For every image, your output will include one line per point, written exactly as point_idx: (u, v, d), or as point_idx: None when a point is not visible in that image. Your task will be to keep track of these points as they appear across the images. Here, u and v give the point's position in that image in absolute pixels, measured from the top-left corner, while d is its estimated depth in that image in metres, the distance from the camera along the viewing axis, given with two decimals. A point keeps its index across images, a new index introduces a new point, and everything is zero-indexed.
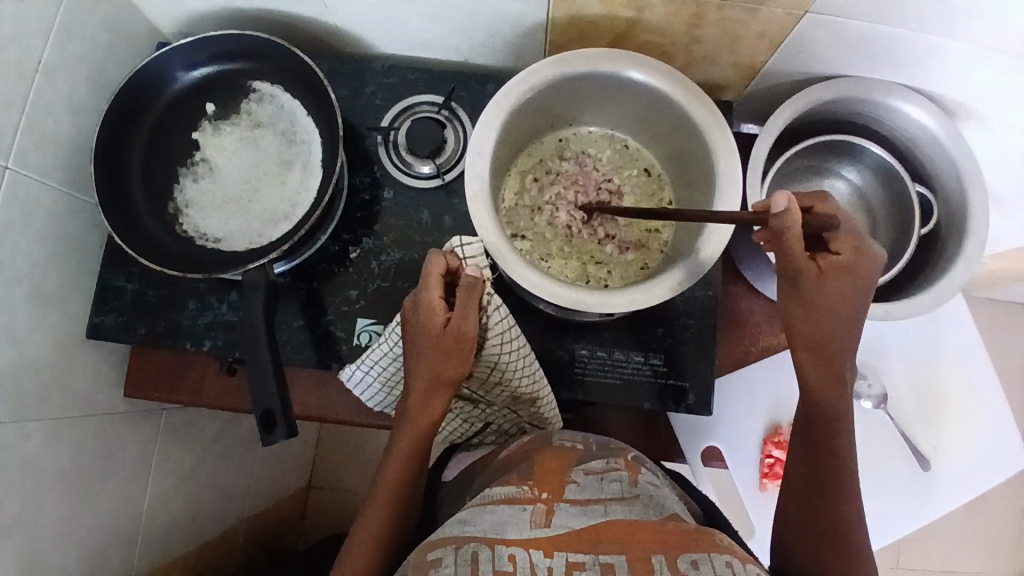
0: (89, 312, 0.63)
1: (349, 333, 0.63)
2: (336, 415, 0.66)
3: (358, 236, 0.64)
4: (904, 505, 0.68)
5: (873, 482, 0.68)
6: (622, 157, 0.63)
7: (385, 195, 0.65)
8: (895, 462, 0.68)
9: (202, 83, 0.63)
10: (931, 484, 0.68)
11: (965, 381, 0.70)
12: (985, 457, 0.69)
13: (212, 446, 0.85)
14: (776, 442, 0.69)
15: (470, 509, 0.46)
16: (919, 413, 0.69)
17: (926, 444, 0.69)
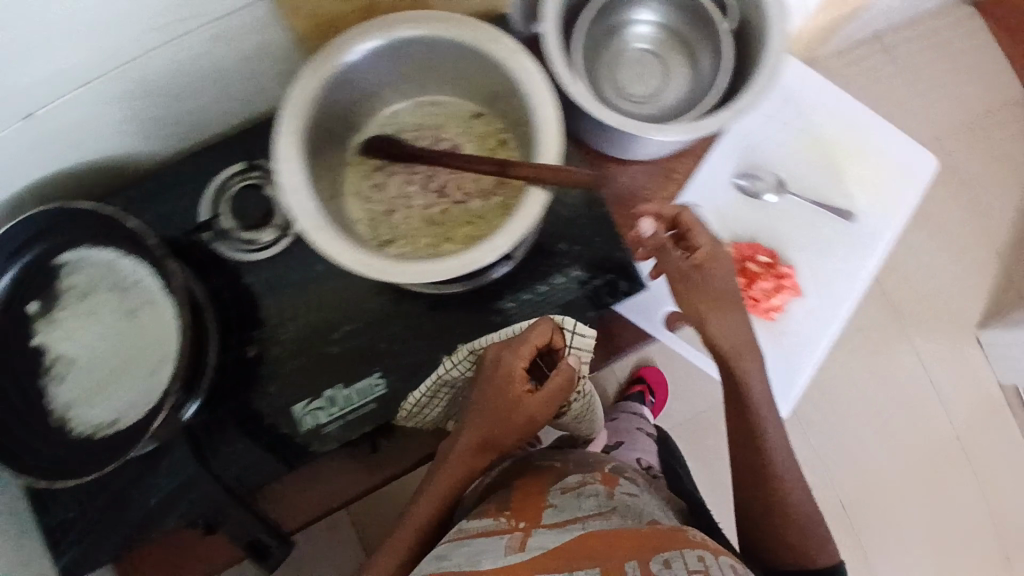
0: (47, 560, 0.59)
1: (294, 425, 0.60)
2: (338, 501, 0.65)
3: (250, 333, 0.61)
4: (852, 265, 0.70)
5: (818, 261, 0.70)
6: (439, 116, 0.60)
7: (249, 282, 0.62)
8: (823, 234, 0.70)
9: (8, 291, 0.58)
10: (864, 233, 0.71)
11: (843, 130, 0.72)
12: (894, 184, 0.72)
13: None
14: None
15: (447, 543, 0.47)
16: (821, 180, 0.71)
17: (842, 203, 0.71)
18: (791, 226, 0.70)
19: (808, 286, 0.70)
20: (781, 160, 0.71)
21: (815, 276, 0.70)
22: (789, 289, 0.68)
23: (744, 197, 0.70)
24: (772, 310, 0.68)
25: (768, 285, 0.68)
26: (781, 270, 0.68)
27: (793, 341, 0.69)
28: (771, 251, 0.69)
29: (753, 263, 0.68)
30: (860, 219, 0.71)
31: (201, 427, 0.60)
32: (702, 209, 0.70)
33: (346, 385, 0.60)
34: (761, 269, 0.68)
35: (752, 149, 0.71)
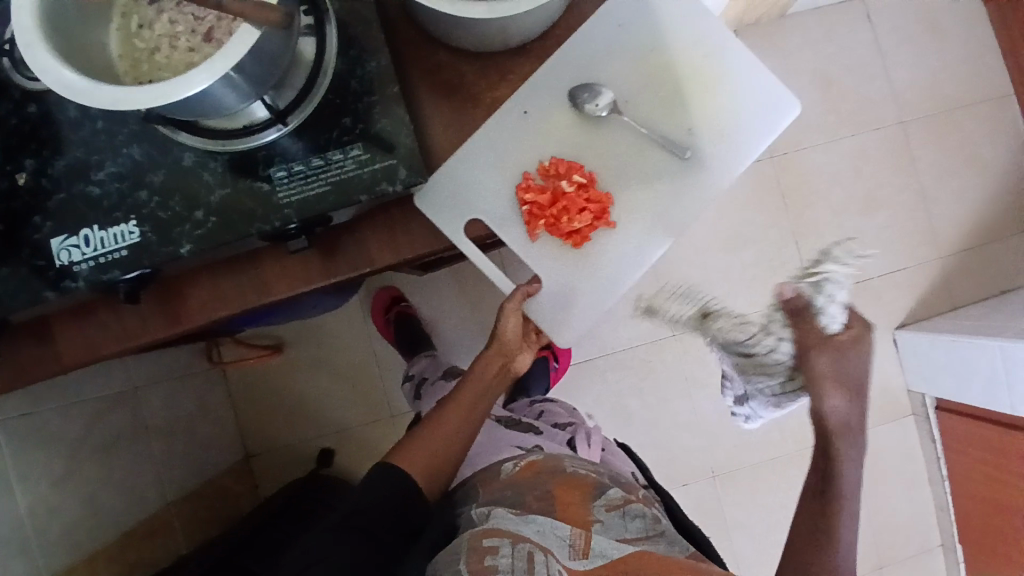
0: None
1: (49, 258, 0.59)
2: (103, 353, 0.64)
3: (21, 160, 0.60)
4: (681, 194, 0.71)
5: (647, 185, 0.71)
6: None
7: (30, 109, 0.60)
8: (656, 159, 0.71)
9: None
10: (700, 162, 0.70)
11: (698, 53, 0.70)
12: (747, 116, 0.70)
13: (46, 436, 0.85)
14: (526, 187, 0.72)
15: (512, 511, 0.67)
16: (664, 103, 0.70)
17: (682, 131, 0.70)
18: (623, 147, 0.71)
19: (628, 208, 0.72)
20: (625, 77, 0.70)
21: (637, 200, 0.72)
22: (596, 218, 0.71)
23: (571, 109, 0.70)
24: (574, 236, 0.72)
25: (577, 208, 0.70)
26: (597, 199, 0.70)
27: (601, 264, 0.73)
28: (591, 173, 0.71)
29: (569, 183, 0.70)
30: (699, 149, 0.70)
31: None
32: (527, 115, 0.70)
33: (103, 228, 0.59)
34: (574, 192, 0.70)
35: (595, 60, 0.69)
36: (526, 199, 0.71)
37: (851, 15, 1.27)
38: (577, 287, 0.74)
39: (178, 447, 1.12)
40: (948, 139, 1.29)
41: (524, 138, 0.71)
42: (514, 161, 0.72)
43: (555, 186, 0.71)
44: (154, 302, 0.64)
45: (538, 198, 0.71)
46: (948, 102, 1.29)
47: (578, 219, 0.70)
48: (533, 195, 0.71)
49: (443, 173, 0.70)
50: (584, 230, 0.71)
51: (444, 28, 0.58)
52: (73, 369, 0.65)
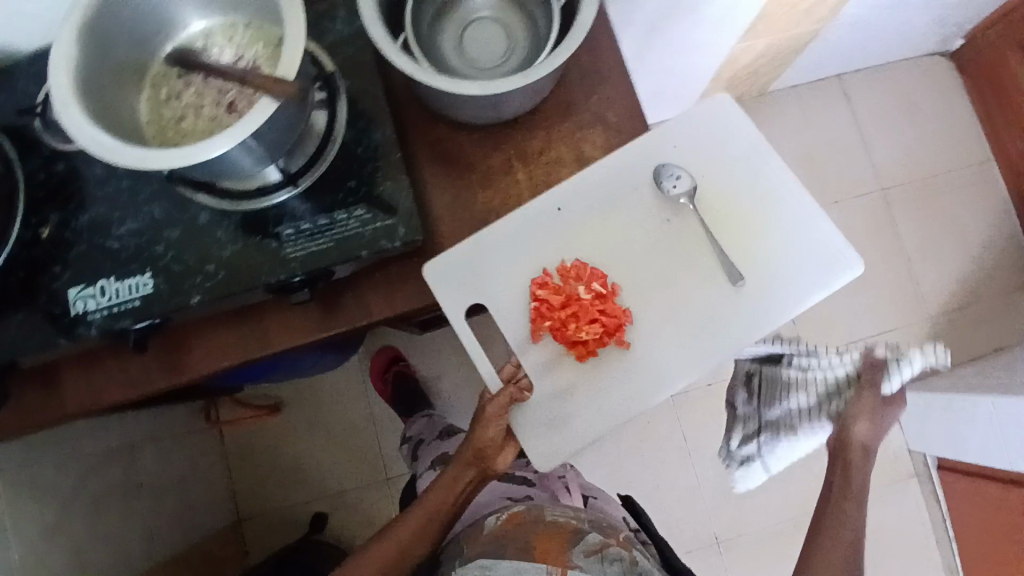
0: None
1: (65, 307, 0.62)
2: (104, 401, 0.66)
3: (47, 214, 0.64)
4: (733, 309, 0.75)
5: (699, 295, 0.75)
6: (246, 37, 0.63)
7: (60, 169, 0.65)
8: (707, 278, 0.75)
9: None
10: (753, 291, 0.75)
11: (774, 188, 0.76)
12: (809, 259, 0.75)
13: (41, 488, 0.85)
14: (541, 282, 0.75)
15: (487, 558, 0.69)
16: (729, 223, 0.76)
17: (741, 256, 0.75)
18: (680, 248, 0.76)
19: (674, 318, 0.75)
20: (704, 186, 0.76)
21: (687, 309, 0.75)
22: (605, 332, 0.74)
23: (654, 189, 0.76)
24: (579, 347, 0.74)
25: (589, 319, 0.73)
26: (610, 317, 0.73)
27: (622, 382, 0.75)
28: (612, 285, 0.75)
29: (588, 290, 0.73)
30: (756, 278, 0.75)
31: None
32: (560, 212, 0.75)
33: (119, 279, 0.62)
34: (591, 301, 0.73)
35: (676, 156, 0.76)
36: (538, 296, 0.74)
37: (830, 94, 1.36)
38: (605, 395, 0.75)
39: (168, 505, 1.11)
40: (931, 208, 1.34)
41: (592, 220, 0.76)
42: (570, 245, 0.76)
43: (572, 289, 0.74)
44: (161, 353, 0.66)
45: (550, 296, 0.74)
46: (928, 173, 1.35)
47: (586, 330, 0.73)
48: (547, 293, 0.74)
49: (491, 233, 0.73)
50: (591, 343, 0.74)
51: (443, 103, 0.64)
52: (72, 417, 0.67)
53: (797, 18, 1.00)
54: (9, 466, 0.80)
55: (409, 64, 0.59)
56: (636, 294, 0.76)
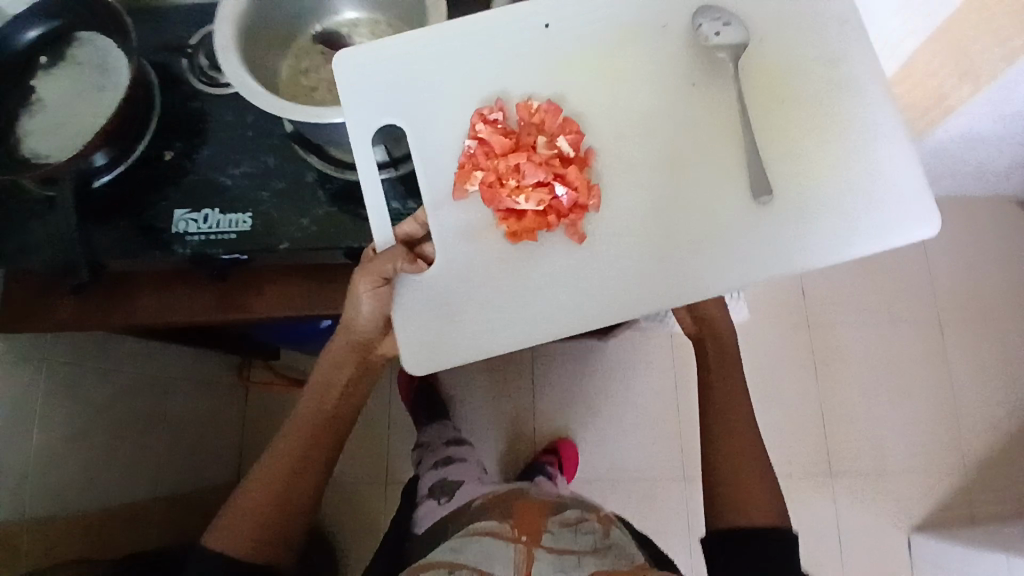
0: None
1: (167, 225, 0.68)
2: (172, 318, 0.72)
3: (172, 141, 0.71)
4: (744, 207, 0.71)
5: (707, 176, 0.71)
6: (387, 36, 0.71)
7: (194, 106, 0.72)
8: (733, 181, 0.71)
9: (38, 41, 0.72)
10: (777, 206, 0.70)
11: (850, 85, 0.73)
12: (841, 176, 0.72)
13: (78, 393, 0.91)
14: (482, 118, 0.70)
15: (459, 538, 0.69)
16: (767, 100, 0.72)
17: (768, 145, 0.72)
18: (705, 112, 0.71)
19: (674, 186, 0.71)
20: (759, 52, 0.73)
21: (692, 191, 0.71)
22: (549, 203, 0.68)
23: (691, 44, 0.72)
24: (512, 210, 0.69)
25: (531, 180, 0.67)
26: (562, 187, 0.68)
27: (602, 253, 0.71)
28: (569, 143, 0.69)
29: (542, 142, 0.68)
30: (780, 178, 0.71)
31: (98, 198, 0.68)
32: (549, 30, 0.72)
33: (222, 213, 0.68)
34: (539, 156, 0.67)
35: (743, 14, 0.73)
36: (481, 135, 0.69)
37: None
38: (563, 240, 0.71)
39: (182, 442, 1.15)
40: (982, 344, 1.32)
41: (625, 49, 0.72)
42: (591, 67, 0.72)
43: (526, 138, 0.69)
44: (240, 287, 0.72)
45: (485, 142, 0.69)
46: (981, 308, 1.34)
47: (527, 195, 0.67)
48: (487, 132, 0.69)
49: (506, 25, 0.71)
50: (527, 218, 0.69)
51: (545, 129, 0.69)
52: (138, 326, 0.73)
53: None
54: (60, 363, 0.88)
55: None
56: (631, 159, 0.71)
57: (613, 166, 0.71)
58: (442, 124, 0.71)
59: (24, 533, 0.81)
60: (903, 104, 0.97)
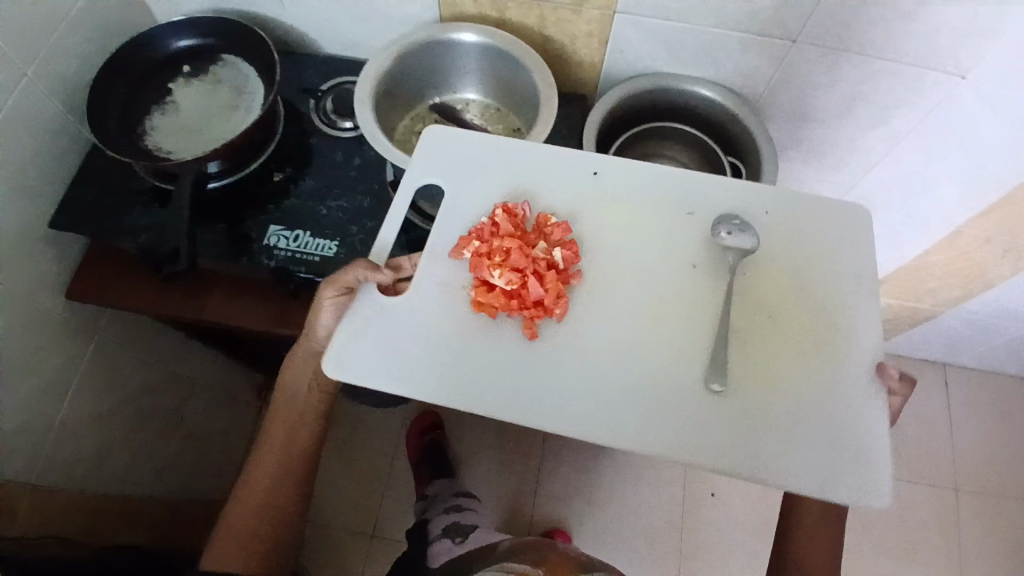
0: (52, 212, 0.77)
1: (260, 236, 0.74)
2: (240, 321, 0.77)
3: (283, 166, 0.78)
4: (683, 412, 0.61)
5: (660, 347, 0.64)
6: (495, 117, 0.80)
7: (310, 141, 0.80)
8: (691, 367, 0.63)
9: (187, 52, 0.79)
10: (725, 406, 0.61)
11: (836, 309, 0.66)
12: (795, 440, 0.60)
13: (115, 372, 0.94)
14: (507, 209, 0.67)
15: None
16: (762, 316, 0.65)
17: (737, 368, 0.63)
18: (691, 298, 0.66)
19: (632, 368, 0.63)
20: (777, 270, 0.67)
21: (645, 380, 0.62)
22: (517, 296, 0.63)
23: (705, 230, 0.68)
24: (482, 285, 0.63)
25: (516, 268, 0.62)
26: (534, 288, 0.62)
27: (518, 406, 0.61)
28: (565, 257, 0.65)
29: (543, 248, 0.64)
30: (737, 406, 0.61)
31: (207, 199, 0.75)
32: (595, 175, 0.71)
33: (312, 236, 0.74)
34: (534, 255, 0.63)
35: (772, 228, 0.69)
36: (496, 217, 0.66)
37: (930, 375, 1.41)
38: (498, 370, 0.62)
39: (190, 449, 1.16)
40: (1000, 528, 1.28)
41: (641, 207, 0.69)
42: (595, 227, 0.68)
43: (531, 238, 0.65)
44: (306, 311, 0.78)
45: (496, 226, 0.66)
46: (1002, 485, 1.32)
47: (501, 273, 0.62)
48: (505, 218, 0.66)
49: (550, 157, 0.71)
50: (494, 294, 0.63)
51: None
52: (203, 320, 0.78)
53: (924, 291, 1.11)
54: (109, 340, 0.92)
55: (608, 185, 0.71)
56: (600, 312, 0.65)
57: (577, 329, 0.64)
58: (480, 198, 0.69)
59: (27, 495, 0.80)
60: (946, 267, 1.03)
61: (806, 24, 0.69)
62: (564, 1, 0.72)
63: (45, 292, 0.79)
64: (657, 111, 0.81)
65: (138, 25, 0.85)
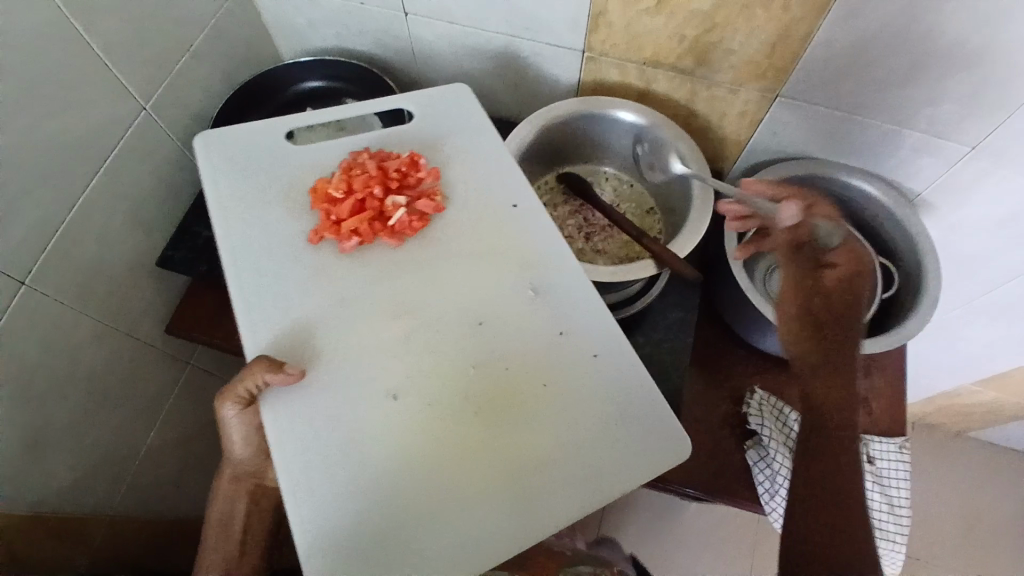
0: (165, 246, 0.75)
1: None
2: None
3: None
4: (335, 400, 0.51)
5: (381, 351, 0.53)
6: (632, 193, 0.80)
7: None
8: (394, 372, 0.52)
9: (315, 93, 0.78)
10: (370, 405, 0.51)
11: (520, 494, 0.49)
12: (327, 505, 0.48)
13: (199, 399, 0.92)
14: (416, 160, 0.60)
15: None
16: (477, 416, 0.51)
17: (426, 424, 0.51)
18: (445, 334, 0.54)
19: (344, 336, 0.53)
20: (543, 401, 0.52)
21: (354, 362, 0.52)
22: (333, 204, 0.57)
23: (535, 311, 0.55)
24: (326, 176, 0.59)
25: (349, 187, 0.57)
26: (345, 205, 0.56)
27: (248, 206, 0.58)
28: (398, 216, 0.57)
29: (394, 201, 0.57)
30: (383, 437, 0.50)
31: None
32: (513, 208, 0.60)
33: None
34: (377, 193, 0.57)
35: (586, 378, 0.53)
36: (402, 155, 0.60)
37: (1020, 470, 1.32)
38: (257, 199, 0.59)
39: None
40: None
41: (504, 257, 0.58)
42: (439, 255, 0.58)
43: (392, 184, 0.58)
44: None
45: (393, 160, 0.59)
46: None
47: (338, 178, 0.58)
48: (411, 157, 0.60)
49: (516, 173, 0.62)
50: (324, 188, 0.58)
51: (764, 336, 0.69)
52: None
53: None
54: (199, 365, 0.90)
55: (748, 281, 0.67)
56: (377, 277, 0.56)
57: (336, 314, 0.54)
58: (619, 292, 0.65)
59: (102, 528, 0.77)
60: None
61: (990, 136, 0.63)
62: (722, 80, 0.69)
63: (150, 324, 0.77)
64: None
65: (266, 57, 0.83)
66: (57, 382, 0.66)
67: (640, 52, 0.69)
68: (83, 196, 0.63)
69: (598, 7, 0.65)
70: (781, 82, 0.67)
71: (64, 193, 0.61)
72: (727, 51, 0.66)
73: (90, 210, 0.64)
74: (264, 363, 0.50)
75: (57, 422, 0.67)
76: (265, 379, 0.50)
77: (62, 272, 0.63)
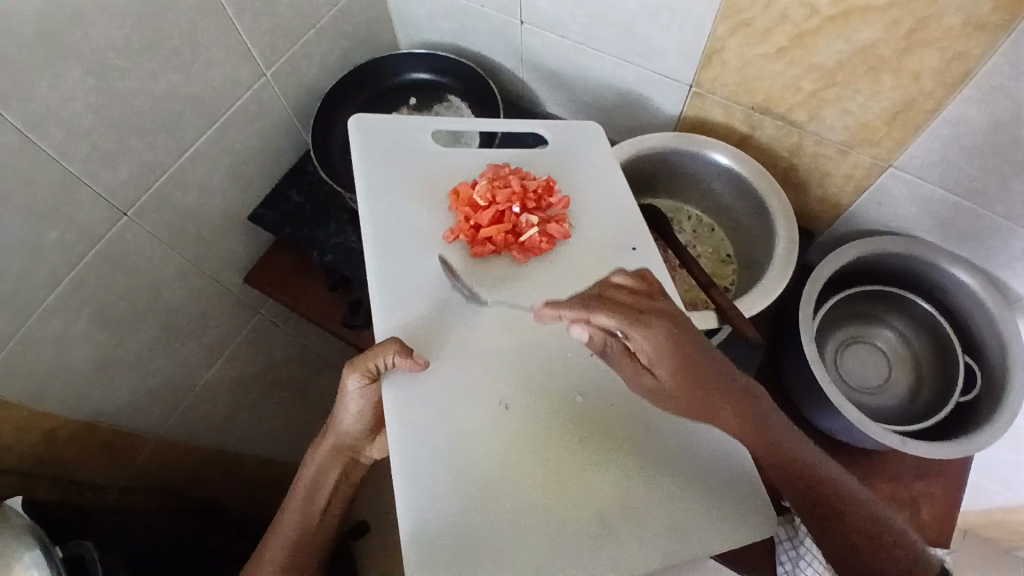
0: (256, 203, 0.80)
1: None
2: None
3: None
4: (440, 392, 0.53)
5: (489, 361, 0.54)
6: (711, 239, 0.77)
7: None
8: (501, 384, 0.53)
9: (420, 84, 0.80)
10: (474, 413, 0.52)
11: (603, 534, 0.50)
12: (417, 485, 0.49)
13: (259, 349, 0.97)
14: (552, 188, 0.62)
15: None
16: (575, 447, 0.52)
17: (527, 442, 0.52)
18: (552, 359, 0.55)
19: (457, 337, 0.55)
20: (639, 443, 0.52)
21: (465, 366, 0.54)
22: (471, 210, 0.59)
23: None
24: (469, 182, 0.61)
25: (492, 199, 0.59)
26: (486, 215, 0.58)
27: (385, 196, 0.61)
28: (529, 236, 0.59)
29: (529, 220, 0.59)
30: (483, 445, 0.51)
31: None
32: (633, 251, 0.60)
33: None
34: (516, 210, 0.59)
35: (684, 446, 0.52)
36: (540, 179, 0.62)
37: None
38: (392, 189, 0.61)
39: None
40: None
41: None
42: (556, 280, 0.59)
43: (527, 204, 0.60)
44: None
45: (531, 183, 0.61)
46: None
47: (483, 188, 0.60)
48: (549, 184, 0.62)
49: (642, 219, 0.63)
50: (466, 194, 0.60)
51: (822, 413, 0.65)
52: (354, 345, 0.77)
53: None
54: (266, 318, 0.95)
55: (815, 354, 0.64)
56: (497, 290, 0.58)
57: (457, 314, 0.56)
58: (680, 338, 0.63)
59: (148, 449, 0.82)
60: None
61: None
62: (833, 139, 0.66)
63: (229, 271, 0.82)
64: (889, 278, 0.73)
65: (383, 41, 0.87)
66: (138, 309, 0.72)
67: (750, 96, 0.67)
68: (194, 144, 0.68)
69: (716, 43, 0.64)
70: (897, 151, 0.63)
71: (178, 139, 0.66)
72: (845, 110, 0.62)
73: (197, 158, 0.69)
74: (395, 346, 0.51)
75: (130, 344, 0.73)
76: (394, 360, 0.51)
77: (162, 209, 0.68)
